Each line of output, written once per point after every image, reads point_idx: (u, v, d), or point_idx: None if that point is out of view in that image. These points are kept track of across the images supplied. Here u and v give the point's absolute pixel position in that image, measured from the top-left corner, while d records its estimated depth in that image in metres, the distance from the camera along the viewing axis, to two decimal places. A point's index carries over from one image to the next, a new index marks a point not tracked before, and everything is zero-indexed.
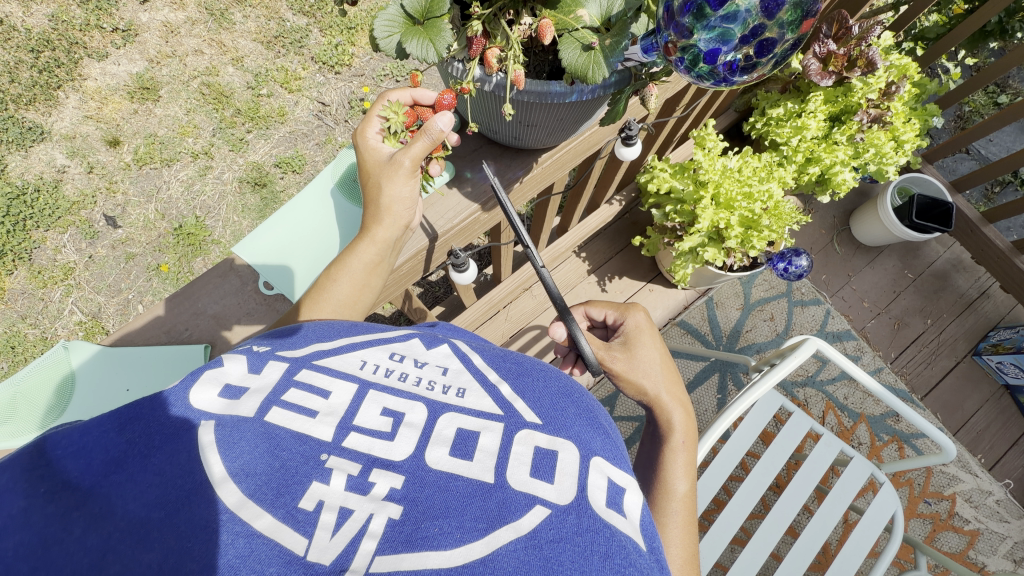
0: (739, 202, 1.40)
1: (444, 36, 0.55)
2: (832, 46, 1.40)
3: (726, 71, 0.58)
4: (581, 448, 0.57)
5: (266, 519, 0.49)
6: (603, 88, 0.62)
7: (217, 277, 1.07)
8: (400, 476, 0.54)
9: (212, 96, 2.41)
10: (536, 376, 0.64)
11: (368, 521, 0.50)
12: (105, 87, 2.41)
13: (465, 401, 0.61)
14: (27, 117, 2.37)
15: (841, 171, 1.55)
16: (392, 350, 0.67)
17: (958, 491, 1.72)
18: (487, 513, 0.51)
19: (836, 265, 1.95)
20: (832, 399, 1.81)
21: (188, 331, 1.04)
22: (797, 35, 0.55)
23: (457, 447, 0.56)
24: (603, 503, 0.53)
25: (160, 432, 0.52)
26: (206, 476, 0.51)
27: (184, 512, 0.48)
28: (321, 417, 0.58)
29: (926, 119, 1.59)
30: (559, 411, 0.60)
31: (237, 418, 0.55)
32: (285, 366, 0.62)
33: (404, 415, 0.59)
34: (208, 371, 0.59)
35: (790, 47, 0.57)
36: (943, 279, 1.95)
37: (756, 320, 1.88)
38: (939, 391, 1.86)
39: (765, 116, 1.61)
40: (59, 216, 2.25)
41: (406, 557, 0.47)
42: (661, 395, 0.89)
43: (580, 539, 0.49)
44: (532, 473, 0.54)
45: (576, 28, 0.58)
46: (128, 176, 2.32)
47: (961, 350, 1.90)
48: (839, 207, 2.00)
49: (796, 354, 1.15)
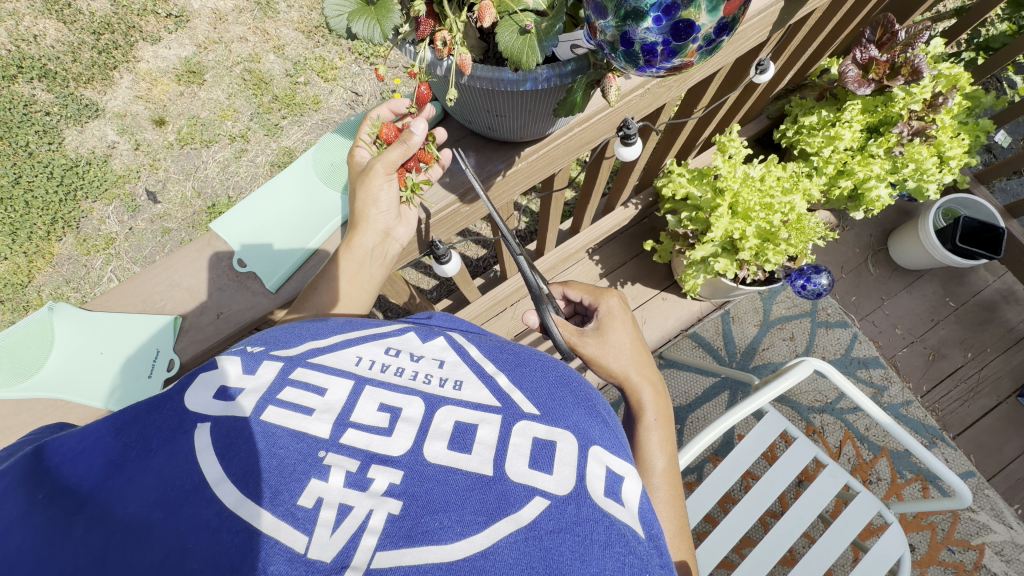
0: (757, 213, 1.33)
1: (394, 15, 0.48)
2: (875, 53, 1.33)
3: (648, 58, 0.48)
4: (580, 438, 0.56)
5: (268, 517, 0.49)
6: (559, 76, 0.55)
7: (196, 252, 0.92)
8: (399, 472, 0.52)
9: (253, 82, 2.50)
10: (534, 366, 0.63)
11: (368, 516, 0.49)
12: (156, 69, 2.54)
13: (461, 395, 0.59)
14: (85, 94, 2.53)
15: (876, 186, 1.44)
16: (387, 345, 0.65)
17: (987, 542, 1.58)
18: (487, 507, 0.50)
19: (868, 288, 1.83)
20: (852, 429, 1.70)
21: (162, 302, 0.90)
22: (719, 16, 0.45)
23: (455, 440, 0.55)
24: (600, 491, 0.53)
25: (157, 434, 0.53)
26: (203, 475, 0.51)
27: (184, 512, 0.48)
28: (317, 415, 0.56)
29: (977, 135, 1.45)
30: (556, 402, 0.59)
31: (233, 420, 0.54)
32: (280, 365, 0.60)
33: (402, 410, 0.57)
34: (203, 375, 0.58)
35: (717, 35, 0.47)
36: (990, 310, 1.80)
37: (775, 339, 1.79)
38: (975, 432, 1.71)
39: (797, 123, 1.54)
40: (106, 188, 2.40)
41: (407, 552, 0.46)
42: (633, 374, 0.87)
43: (580, 529, 0.49)
44: (531, 465, 0.53)
45: (516, 10, 0.50)
46: (170, 154, 2.45)
47: (1005, 389, 1.74)
48: (877, 225, 1.86)
49: (789, 376, 1.08)
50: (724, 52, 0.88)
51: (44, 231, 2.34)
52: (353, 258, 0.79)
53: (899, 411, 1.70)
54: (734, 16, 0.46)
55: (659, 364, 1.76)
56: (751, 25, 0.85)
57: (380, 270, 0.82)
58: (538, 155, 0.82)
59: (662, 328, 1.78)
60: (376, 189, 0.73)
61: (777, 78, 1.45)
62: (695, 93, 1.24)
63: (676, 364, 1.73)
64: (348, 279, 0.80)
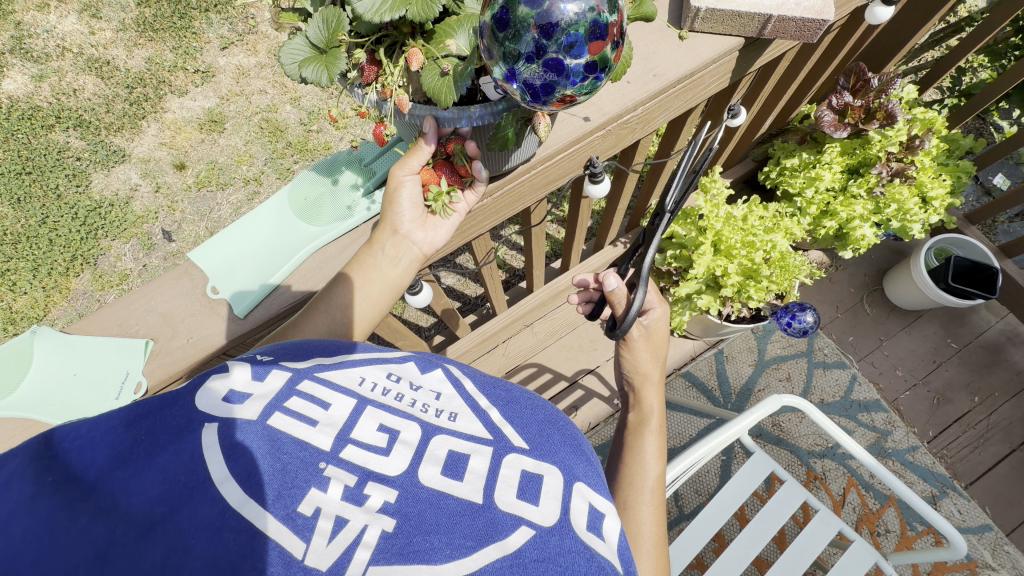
0: (738, 251, 1.35)
1: (340, 61, 0.54)
2: (849, 98, 1.38)
3: (532, 93, 0.50)
4: (565, 473, 0.52)
5: (270, 518, 0.43)
6: (492, 114, 0.59)
7: (172, 278, 0.89)
8: (395, 490, 0.47)
9: (269, 129, 2.67)
10: (525, 403, 0.58)
11: (362, 531, 0.44)
12: (181, 119, 2.73)
13: (456, 426, 0.54)
14: (115, 141, 2.71)
15: (860, 226, 1.45)
16: (389, 370, 0.59)
17: None
18: (476, 531, 0.45)
19: (865, 328, 1.79)
20: (855, 475, 1.63)
21: (137, 327, 0.86)
22: (587, 55, 0.47)
23: (448, 467, 0.50)
24: (583, 526, 0.48)
25: (166, 430, 0.45)
26: (208, 473, 0.44)
27: (186, 509, 0.42)
28: (321, 428, 0.51)
29: (959, 176, 1.47)
30: (545, 438, 0.54)
31: (239, 425, 0.48)
32: (288, 375, 0.54)
33: (400, 432, 0.52)
34: (215, 374, 0.52)
35: (592, 76, 0.49)
36: (994, 353, 1.75)
37: (770, 379, 1.75)
38: (988, 481, 1.62)
39: (779, 166, 1.58)
40: (125, 228, 2.53)
41: (400, 569, 0.42)
42: (646, 383, 0.88)
43: (562, 560, 0.45)
44: (518, 496, 0.49)
45: (440, 57, 0.55)
46: (188, 197, 2.58)
47: (1017, 437, 1.66)
48: (871, 264, 1.86)
49: (759, 411, 1.10)
50: (684, 96, 0.92)
51: (63, 267, 2.47)
52: (369, 254, 0.80)
53: (905, 457, 1.63)
54: (605, 57, 0.48)
55: None
56: (708, 71, 0.89)
57: (394, 272, 0.80)
58: (502, 189, 0.86)
59: None
60: (398, 190, 0.75)
61: (757, 124, 1.50)
62: (672, 133, 1.28)
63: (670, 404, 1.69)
64: (360, 273, 0.79)
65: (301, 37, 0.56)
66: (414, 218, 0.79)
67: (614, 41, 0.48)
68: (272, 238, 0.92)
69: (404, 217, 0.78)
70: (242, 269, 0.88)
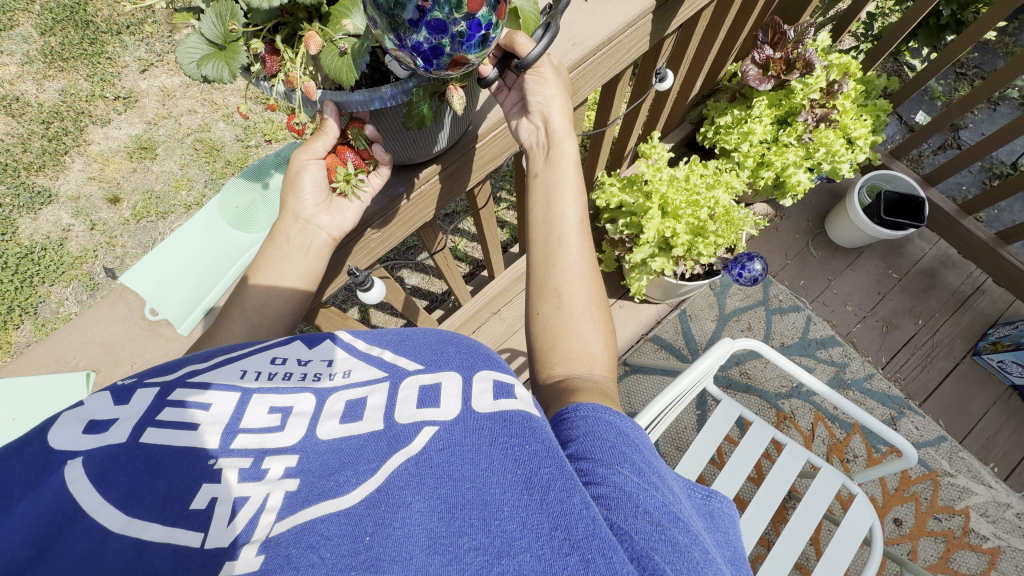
0: (685, 211, 1.39)
1: (240, 55, 0.54)
2: (770, 52, 1.43)
3: (422, 58, 0.52)
4: (463, 372, 0.51)
5: (154, 528, 0.41)
6: (405, 92, 0.60)
7: (106, 305, 0.86)
8: (294, 454, 0.47)
9: (205, 150, 2.57)
10: (415, 337, 0.59)
11: (265, 499, 0.44)
12: (107, 150, 2.60)
13: (351, 379, 0.54)
14: (37, 182, 2.55)
15: (795, 172, 1.52)
16: (273, 354, 0.57)
17: (971, 505, 1.58)
18: (380, 452, 0.45)
19: (813, 270, 1.88)
20: (820, 409, 1.71)
21: (76, 360, 0.83)
22: (467, 12, 0.49)
23: (347, 415, 0.50)
24: (488, 401, 0.48)
25: (17, 481, 0.40)
26: (78, 504, 0.41)
27: (59, 546, 0.38)
28: (203, 428, 0.47)
29: (878, 115, 1.55)
30: (438, 355, 0.55)
31: (110, 451, 0.43)
32: (155, 390, 0.49)
33: (292, 407, 0.51)
34: (66, 413, 0.46)
35: (477, 32, 0.51)
36: (931, 277, 1.87)
37: (733, 331, 1.82)
38: (939, 396, 1.74)
39: (714, 125, 1.64)
40: (63, 271, 2.39)
41: (304, 512, 0.41)
42: (555, 123, 0.78)
43: (468, 440, 0.44)
44: (418, 406, 0.48)
45: (338, 37, 0.55)
46: (127, 230, 2.46)
47: (960, 350, 1.79)
48: (812, 210, 1.95)
49: (719, 357, 1.15)
50: (606, 63, 0.94)
51: (1, 321, 2.33)
52: (275, 247, 0.76)
53: (864, 385, 1.73)
54: (485, 15, 0.50)
55: (624, 370, 1.77)
56: (625, 35, 0.91)
57: (305, 261, 0.77)
58: (436, 175, 0.87)
59: (623, 336, 1.80)
60: (298, 174, 0.72)
61: (688, 87, 1.54)
62: (605, 102, 1.29)
63: (642, 368, 1.74)
64: (269, 270, 0.76)
65: (196, 35, 0.55)
66: (317, 202, 0.75)
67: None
68: (207, 251, 0.90)
69: (305, 202, 0.74)
70: (178, 287, 0.86)
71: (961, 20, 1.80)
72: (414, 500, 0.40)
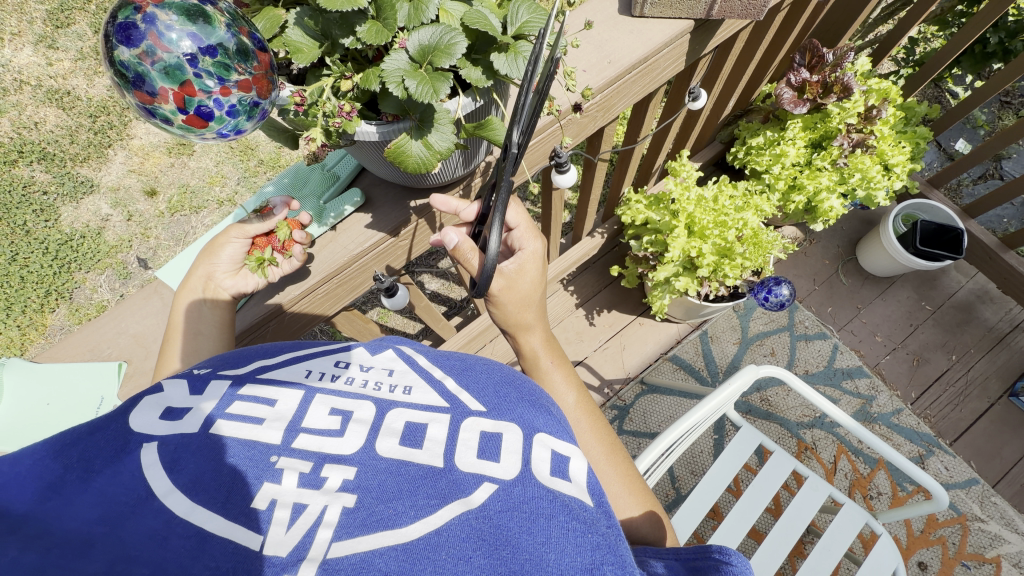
0: (712, 231, 1.36)
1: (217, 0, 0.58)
2: (807, 75, 1.40)
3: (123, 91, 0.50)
4: (524, 428, 0.50)
5: (216, 520, 0.42)
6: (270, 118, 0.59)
7: (142, 298, 0.89)
8: (353, 467, 0.47)
9: (239, 149, 2.64)
10: (480, 368, 0.57)
11: (322, 511, 0.43)
12: (148, 145, 2.70)
13: (411, 399, 0.53)
14: (81, 172, 2.66)
15: (828, 198, 1.49)
16: (336, 358, 0.57)
17: (1004, 554, 1.51)
18: (439, 491, 0.44)
19: (842, 298, 1.83)
20: (845, 442, 1.66)
21: (109, 351, 0.85)
22: (136, 99, 0.46)
23: (406, 437, 0.49)
24: (546, 473, 0.47)
25: (100, 454, 0.43)
26: (149, 488, 0.42)
27: (130, 523, 0.39)
28: (268, 423, 0.49)
29: (918, 142, 1.51)
30: (501, 397, 0.53)
31: (183, 438, 0.46)
32: (227, 384, 0.51)
33: (353, 412, 0.51)
34: (147, 396, 0.49)
35: (151, 114, 0.48)
36: (967, 311, 1.80)
37: (755, 356, 1.78)
38: (971, 436, 1.67)
39: (746, 145, 1.62)
40: (99, 259, 2.48)
41: (363, 539, 0.41)
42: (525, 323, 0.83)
43: (526, 508, 0.43)
44: (478, 455, 0.48)
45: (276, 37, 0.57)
46: (161, 223, 2.54)
47: (994, 391, 1.72)
48: (843, 236, 1.90)
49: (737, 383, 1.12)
50: (641, 82, 0.94)
51: (37, 304, 2.43)
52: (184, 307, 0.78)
53: (891, 420, 1.66)
54: (164, 112, 0.47)
55: (640, 389, 1.74)
56: (663, 54, 0.91)
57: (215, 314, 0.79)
58: (458, 195, 0.90)
59: (639, 354, 1.77)
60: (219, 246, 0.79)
61: (721, 106, 1.52)
62: (636, 121, 1.29)
63: (658, 387, 1.71)
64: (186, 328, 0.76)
65: None
66: (230, 267, 0.80)
67: (177, 106, 0.46)
68: None
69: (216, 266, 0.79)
70: None
71: (1009, 49, 1.75)
72: (474, 555, 0.40)
